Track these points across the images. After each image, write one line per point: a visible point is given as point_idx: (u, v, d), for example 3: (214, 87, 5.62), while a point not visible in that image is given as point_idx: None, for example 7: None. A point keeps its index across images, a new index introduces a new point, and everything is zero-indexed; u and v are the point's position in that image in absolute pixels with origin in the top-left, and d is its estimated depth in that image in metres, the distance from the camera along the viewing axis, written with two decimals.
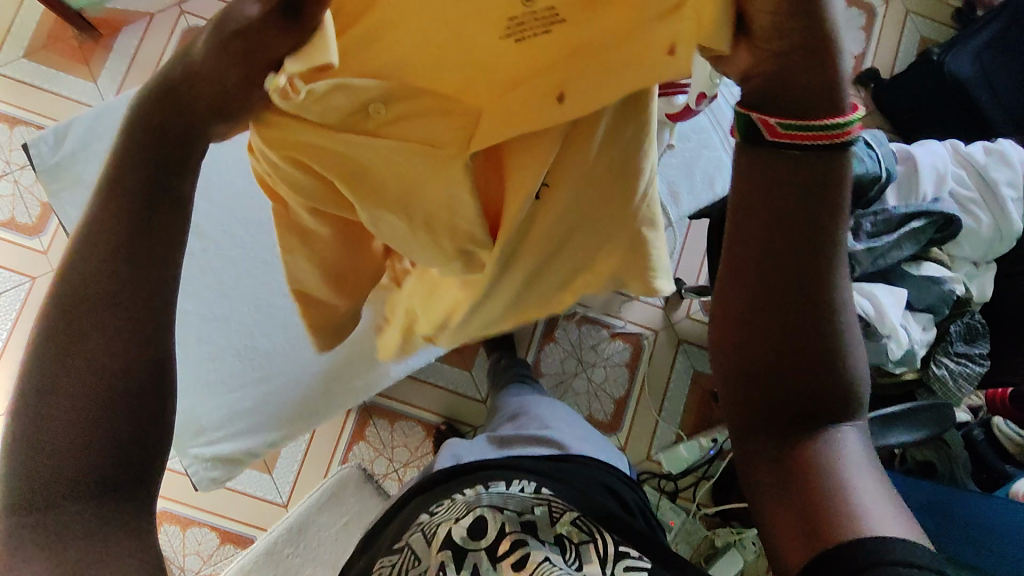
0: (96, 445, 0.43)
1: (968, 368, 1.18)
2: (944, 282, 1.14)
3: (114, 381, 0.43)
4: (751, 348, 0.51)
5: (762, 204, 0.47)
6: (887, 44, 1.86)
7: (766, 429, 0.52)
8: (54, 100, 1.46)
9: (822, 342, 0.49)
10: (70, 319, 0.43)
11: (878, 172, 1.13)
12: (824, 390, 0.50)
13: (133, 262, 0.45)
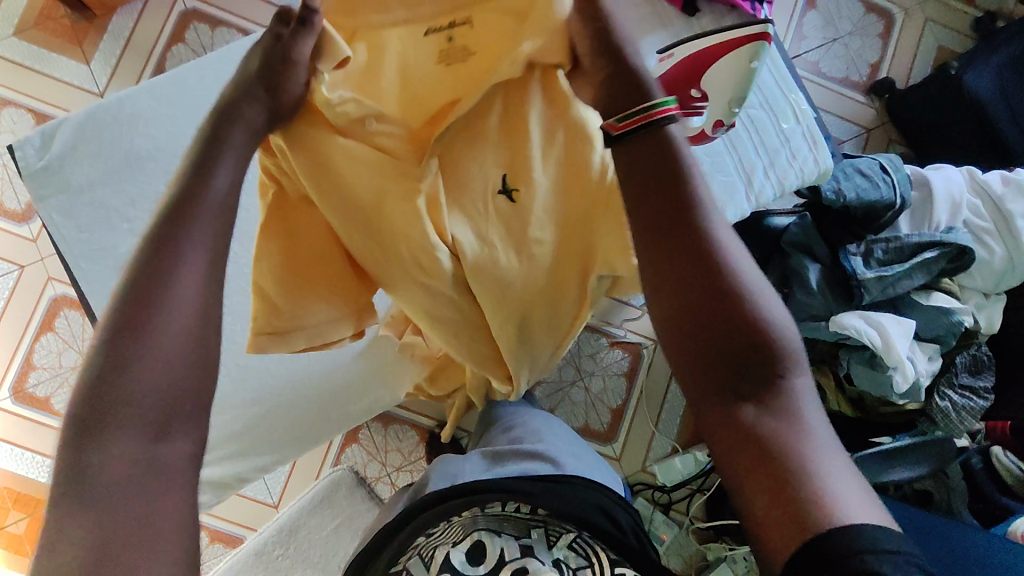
0: (164, 389, 0.51)
1: (971, 401, 1.16)
2: (954, 314, 1.11)
3: (184, 337, 0.52)
4: (683, 323, 0.56)
5: (650, 203, 0.58)
6: (904, 54, 1.80)
7: (717, 405, 0.54)
8: (45, 82, 1.41)
9: (741, 304, 0.54)
10: (149, 284, 0.51)
11: (892, 199, 1.11)
12: (757, 352, 0.53)
13: (208, 241, 0.55)
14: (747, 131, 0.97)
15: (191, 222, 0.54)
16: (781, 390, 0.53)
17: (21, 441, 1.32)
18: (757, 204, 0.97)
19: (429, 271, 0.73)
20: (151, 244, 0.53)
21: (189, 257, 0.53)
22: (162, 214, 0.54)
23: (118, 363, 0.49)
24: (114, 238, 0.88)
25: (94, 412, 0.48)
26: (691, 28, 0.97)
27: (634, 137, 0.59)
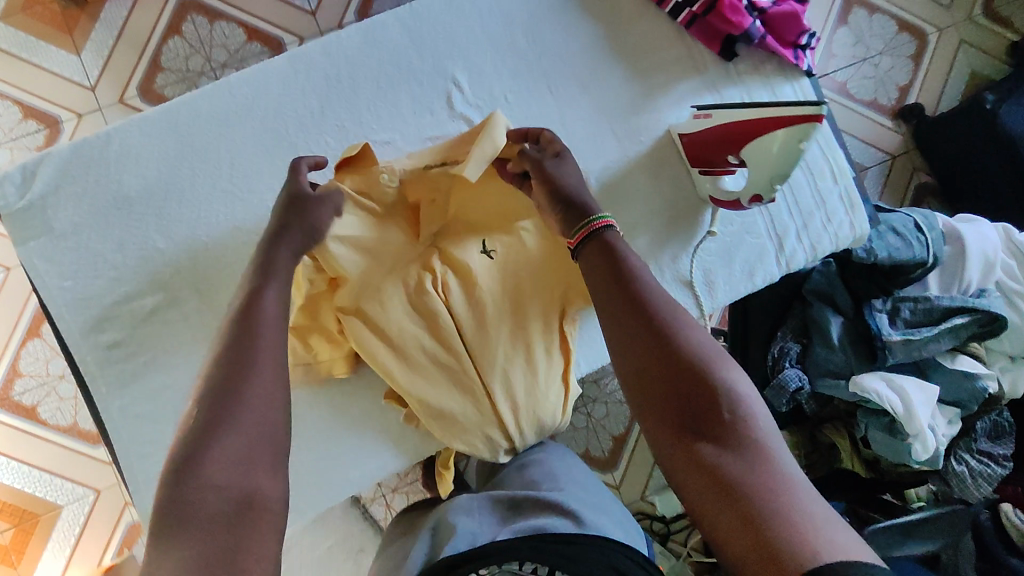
0: (251, 437, 0.59)
1: (989, 468, 1.11)
2: (979, 379, 1.07)
3: (262, 395, 0.62)
4: (643, 381, 0.67)
5: (607, 294, 0.72)
6: (934, 79, 1.67)
7: (680, 450, 0.62)
8: (32, 73, 1.30)
9: (687, 358, 0.66)
10: (238, 356, 0.63)
11: (924, 258, 1.06)
12: (707, 397, 0.63)
13: (281, 321, 0.69)
14: (785, 191, 0.90)
15: (265, 318, 0.67)
16: (736, 427, 0.61)
17: (11, 451, 1.22)
18: (787, 269, 0.90)
19: (425, 348, 0.84)
20: (241, 323, 0.67)
21: (275, 329, 0.67)
22: (243, 309, 0.68)
23: (214, 419, 0.58)
24: (100, 286, 0.83)
25: (193, 456, 0.56)
26: (728, 74, 0.89)
27: (588, 244, 0.76)
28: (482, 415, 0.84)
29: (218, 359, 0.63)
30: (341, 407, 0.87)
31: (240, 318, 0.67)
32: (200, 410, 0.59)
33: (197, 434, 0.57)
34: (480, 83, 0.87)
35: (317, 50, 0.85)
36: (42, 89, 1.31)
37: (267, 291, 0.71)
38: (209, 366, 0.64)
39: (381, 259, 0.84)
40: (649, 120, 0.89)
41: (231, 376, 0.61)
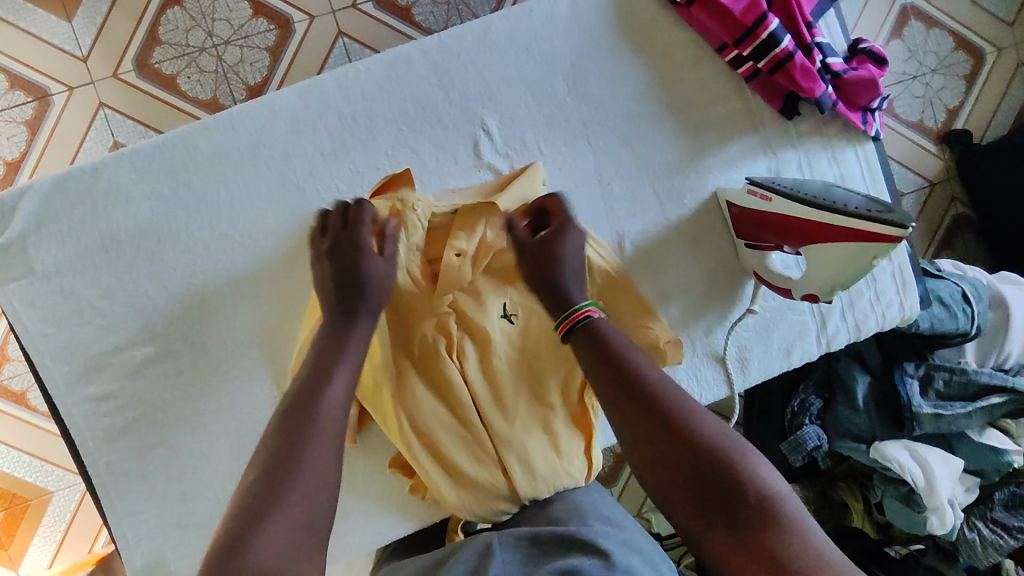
0: (301, 516, 0.52)
1: (1001, 539, 1.06)
2: (1004, 453, 1.01)
3: (321, 473, 0.55)
4: (658, 476, 0.57)
5: (604, 371, 0.63)
6: (987, 102, 1.52)
7: (720, 546, 0.53)
8: (18, 37, 1.17)
9: (701, 445, 0.57)
10: (302, 423, 0.58)
11: (969, 329, 1.02)
12: (733, 487, 0.54)
13: (350, 391, 0.63)
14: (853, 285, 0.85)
15: (335, 388, 0.62)
16: (775, 517, 0.52)
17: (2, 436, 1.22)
18: (827, 349, 0.85)
19: (438, 412, 0.80)
20: (309, 387, 0.61)
21: (343, 399, 0.62)
22: (315, 370, 0.63)
23: (271, 487, 0.52)
24: (86, 335, 0.77)
25: (242, 530, 0.49)
26: (787, 134, 0.83)
27: (572, 329, 0.67)
28: (496, 490, 0.80)
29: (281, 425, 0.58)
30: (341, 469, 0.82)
31: (308, 383, 0.62)
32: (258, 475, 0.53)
33: (250, 503, 0.51)
34: (512, 131, 0.80)
35: (331, 83, 0.77)
36: (27, 56, 1.18)
37: (342, 358, 0.65)
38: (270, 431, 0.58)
39: (401, 315, 0.79)
40: (695, 181, 0.83)
41: (293, 444, 0.56)
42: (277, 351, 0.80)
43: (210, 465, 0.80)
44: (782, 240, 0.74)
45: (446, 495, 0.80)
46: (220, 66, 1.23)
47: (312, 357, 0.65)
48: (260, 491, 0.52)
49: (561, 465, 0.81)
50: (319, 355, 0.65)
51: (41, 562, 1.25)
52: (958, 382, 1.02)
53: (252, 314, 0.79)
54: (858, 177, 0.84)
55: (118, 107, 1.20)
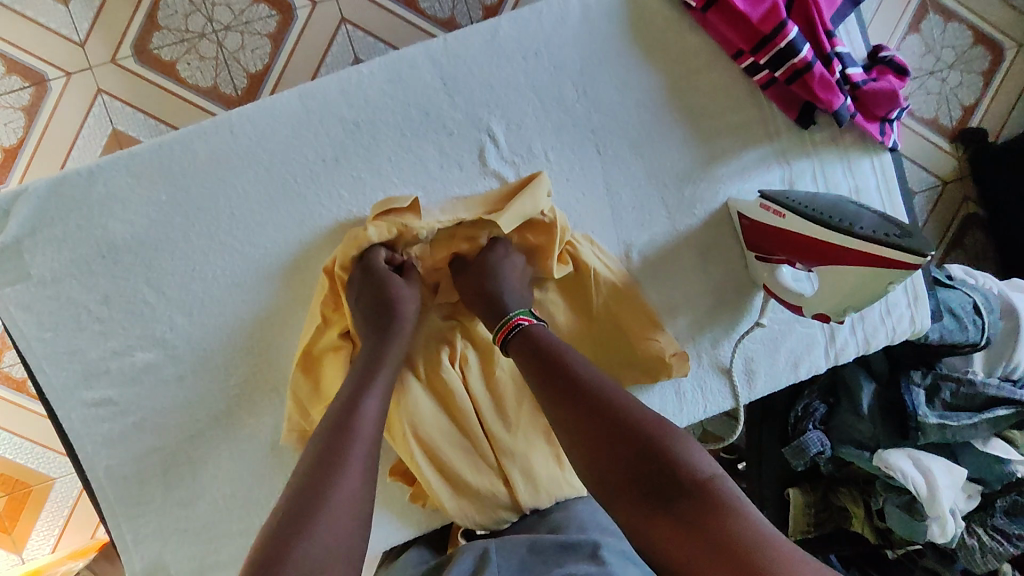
0: (330, 553, 0.51)
1: (1001, 546, 1.06)
2: (1009, 463, 1.00)
3: (348, 513, 0.55)
4: (599, 474, 0.58)
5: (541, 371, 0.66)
6: (1005, 100, 1.48)
7: (661, 533, 0.52)
8: (12, 20, 1.14)
9: (637, 438, 0.57)
10: (331, 463, 0.58)
11: (979, 342, 1.01)
12: (668, 473, 0.54)
13: (376, 431, 0.63)
14: None
15: (363, 428, 0.62)
16: (711, 497, 0.52)
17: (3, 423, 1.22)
18: (835, 362, 0.84)
19: (442, 421, 0.79)
20: (337, 426, 0.62)
21: (369, 439, 0.62)
22: (344, 407, 0.64)
23: (301, 522, 0.52)
24: (84, 340, 0.76)
25: (276, 552, 0.49)
26: (803, 144, 0.81)
27: (517, 340, 0.70)
28: (497, 500, 0.79)
29: (310, 463, 0.58)
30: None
31: (341, 411, 0.64)
32: (289, 511, 0.53)
33: (281, 538, 0.51)
34: (518, 138, 0.78)
35: (332, 86, 0.75)
36: (22, 40, 1.15)
37: (367, 396, 0.65)
38: (301, 469, 0.58)
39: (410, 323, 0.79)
40: (706, 190, 0.81)
41: (321, 483, 0.56)
42: (277, 359, 0.80)
43: (209, 470, 0.79)
44: (797, 257, 0.72)
45: (448, 505, 0.78)
46: (221, 53, 1.20)
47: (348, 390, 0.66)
48: (290, 528, 0.52)
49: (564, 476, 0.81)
50: (348, 394, 0.66)
51: (45, 545, 1.27)
52: (965, 393, 1.01)
53: (252, 321, 0.78)
54: (873, 188, 0.83)
55: (117, 94, 1.18)
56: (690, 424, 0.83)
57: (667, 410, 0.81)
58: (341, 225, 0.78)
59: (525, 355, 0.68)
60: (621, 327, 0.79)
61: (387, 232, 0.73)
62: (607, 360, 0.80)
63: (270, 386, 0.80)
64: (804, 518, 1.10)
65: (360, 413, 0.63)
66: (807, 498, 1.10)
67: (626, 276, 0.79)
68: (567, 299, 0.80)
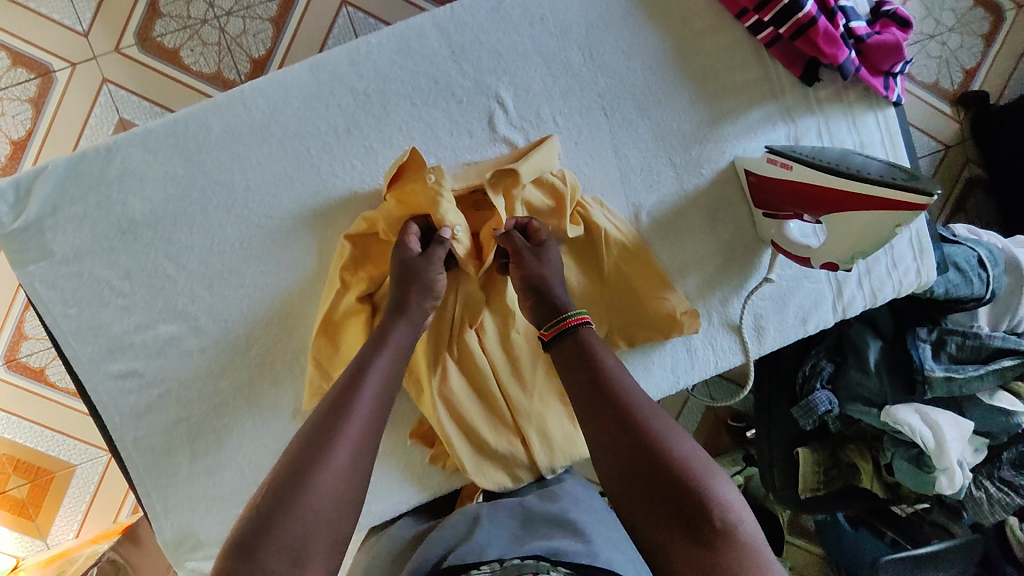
0: (319, 517, 0.53)
1: (1010, 497, 1.08)
2: (1015, 415, 1.02)
3: (343, 479, 0.56)
4: (625, 492, 0.58)
5: (577, 372, 0.67)
6: (1004, 62, 1.48)
7: (677, 557, 0.54)
8: (14, 11, 1.15)
9: (671, 464, 0.58)
10: (332, 423, 0.60)
11: (983, 295, 1.03)
12: (696, 503, 0.55)
13: (378, 398, 0.64)
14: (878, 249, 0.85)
15: (363, 396, 0.63)
16: (733, 539, 0.54)
17: (17, 410, 1.25)
18: (843, 316, 0.85)
19: (466, 382, 0.81)
20: (340, 394, 0.63)
21: (371, 404, 0.63)
22: (350, 375, 0.65)
23: (295, 486, 0.54)
24: (108, 315, 0.77)
25: (274, 504, 0.52)
26: (807, 102, 0.82)
27: (562, 339, 0.70)
28: (515, 459, 0.81)
29: (309, 427, 0.60)
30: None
31: (351, 373, 0.65)
32: (284, 472, 0.55)
33: (274, 501, 0.53)
34: (527, 104, 0.79)
35: (342, 59, 0.76)
36: (28, 33, 1.16)
37: (370, 358, 0.67)
38: (302, 432, 0.59)
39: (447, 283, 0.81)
40: (713, 150, 0.82)
41: (317, 446, 0.57)
42: (296, 329, 0.80)
43: (235, 439, 0.80)
44: (807, 207, 0.74)
45: (467, 465, 0.80)
46: (224, 38, 1.21)
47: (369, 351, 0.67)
48: (284, 491, 0.53)
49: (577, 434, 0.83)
50: (358, 361, 0.67)
51: (69, 531, 1.30)
52: (971, 346, 1.03)
53: (272, 292, 0.79)
54: (878, 142, 0.84)
55: (121, 82, 1.19)
56: (702, 380, 0.85)
57: (679, 366, 0.83)
58: (356, 195, 0.79)
59: (564, 355, 0.69)
60: (632, 287, 0.81)
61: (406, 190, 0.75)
62: (616, 321, 0.81)
63: (291, 355, 0.80)
64: (812, 476, 1.11)
65: (362, 383, 0.64)
66: (816, 455, 1.11)
67: (634, 236, 0.81)
68: (581, 259, 0.81)
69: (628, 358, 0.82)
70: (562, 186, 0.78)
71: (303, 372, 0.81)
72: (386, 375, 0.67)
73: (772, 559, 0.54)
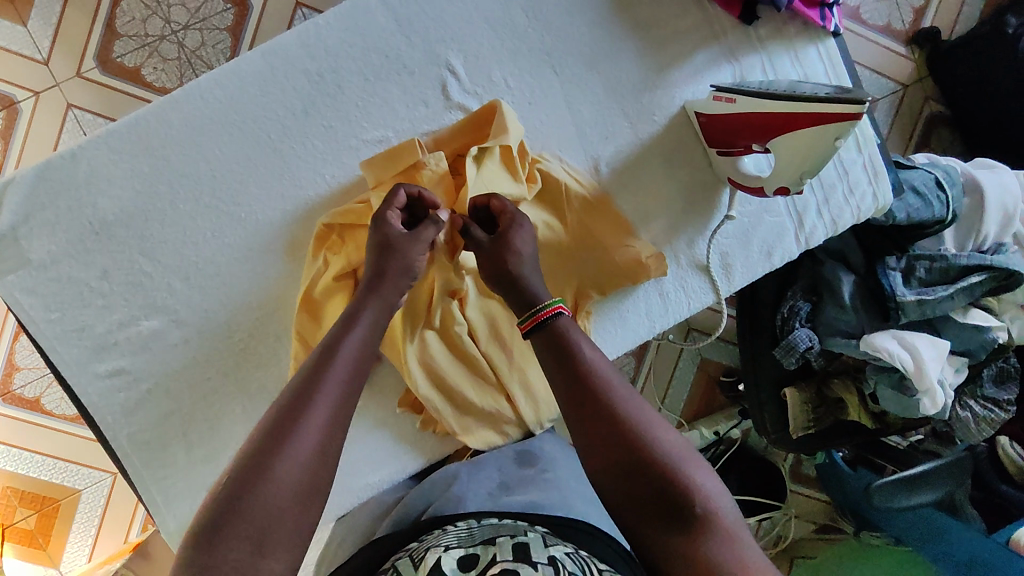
0: (282, 508, 0.51)
1: (993, 413, 1.11)
2: (989, 331, 1.05)
3: (307, 462, 0.54)
4: (612, 483, 0.59)
5: (558, 364, 0.65)
6: None
7: (662, 545, 0.55)
8: None
9: (654, 455, 0.59)
10: (300, 405, 0.57)
11: (945, 216, 1.06)
12: (680, 494, 0.57)
13: (348, 381, 0.61)
14: (832, 168, 0.88)
15: (330, 378, 0.60)
16: (713, 525, 0.55)
17: (15, 441, 1.26)
18: (807, 246, 0.89)
19: (445, 349, 0.82)
20: (306, 379, 0.60)
21: (341, 387, 0.60)
22: (322, 355, 0.62)
23: (255, 474, 0.51)
24: (89, 316, 0.77)
25: (232, 500, 0.50)
26: (749, 40, 0.86)
27: (539, 331, 0.68)
28: (502, 416, 0.83)
29: (274, 411, 0.57)
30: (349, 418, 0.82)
31: (322, 356, 0.63)
32: (244, 460, 0.52)
33: (232, 490, 0.50)
34: (477, 68, 0.82)
35: (294, 43, 0.78)
36: None
37: (353, 325, 0.67)
38: (264, 418, 0.57)
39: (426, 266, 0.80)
40: (662, 96, 0.85)
41: (279, 433, 0.54)
42: (277, 311, 0.82)
43: (226, 426, 0.81)
44: (757, 138, 0.76)
45: (457, 427, 0.81)
46: (183, 52, 1.22)
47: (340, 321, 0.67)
48: (243, 481, 0.51)
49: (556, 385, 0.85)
50: (331, 336, 0.65)
51: (80, 557, 1.30)
52: (939, 267, 1.05)
53: (247, 277, 0.81)
54: (822, 72, 0.88)
55: (86, 106, 1.20)
56: (677, 322, 0.87)
57: (654, 311, 0.85)
58: (321, 173, 0.81)
59: (544, 348, 0.67)
60: (599, 237, 0.82)
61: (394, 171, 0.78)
62: (587, 273, 0.83)
63: (273, 337, 0.82)
64: (803, 415, 1.12)
65: (330, 364, 0.62)
66: (803, 394, 1.12)
67: (596, 188, 0.83)
68: (545, 215, 0.82)
69: (602, 309, 0.84)
70: (523, 151, 0.80)
71: (288, 351, 0.82)
72: (359, 355, 0.64)
73: (751, 539, 0.56)
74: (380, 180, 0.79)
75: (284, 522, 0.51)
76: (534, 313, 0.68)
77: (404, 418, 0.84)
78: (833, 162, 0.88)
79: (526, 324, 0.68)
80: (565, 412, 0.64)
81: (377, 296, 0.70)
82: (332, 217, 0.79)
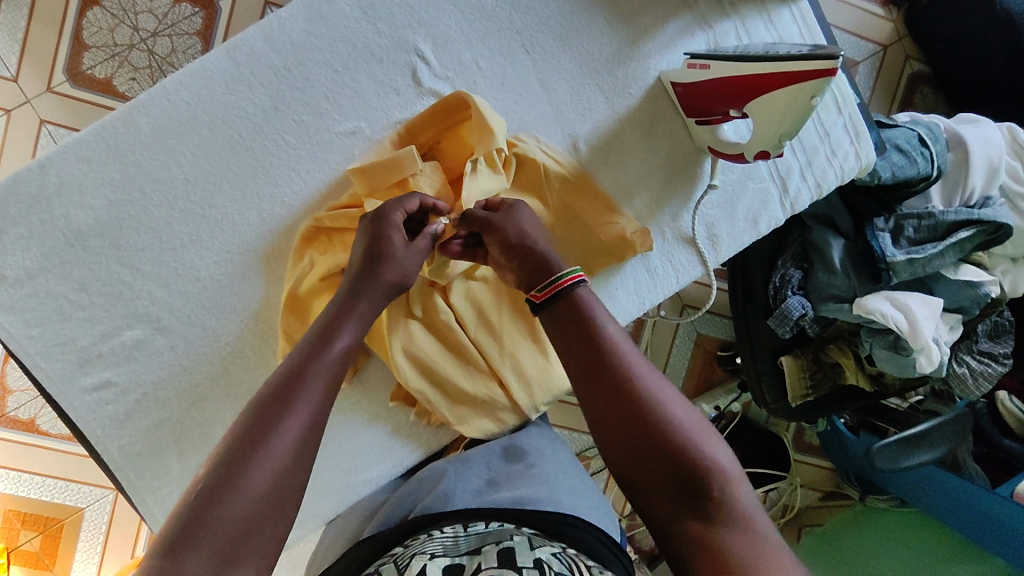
0: (254, 517, 0.50)
1: (990, 368, 1.11)
2: (981, 286, 1.04)
3: (282, 469, 0.53)
4: (630, 463, 0.58)
5: (575, 342, 0.64)
6: None
7: (680, 526, 0.55)
8: None
9: (672, 435, 0.58)
10: (278, 409, 0.56)
11: (930, 172, 1.04)
12: (697, 475, 0.56)
13: (328, 383, 0.60)
14: (813, 129, 0.87)
15: (312, 382, 0.59)
16: (731, 508, 0.55)
17: (13, 464, 1.25)
18: (792, 212, 0.88)
19: (434, 340, 0.81)
20: (284, 383, 0.59)
21: (321, 392, 0.59)
22: (306, 357, 0.61)
23: (227, 481, 0.50)
24: (71, 330, 0.76)
25: (204, 508, 0.49)
26: (720, 6, 0.86)
27: (555, 302, 0.66)
28: (496, 403, 0.82)
29: (250, 414, 0.56)
30: (341, 416, 0.81)
31: (305, 357, 0.62)
32: (219, 463, 0.52)
33: (204, 499, 0.49)
34: (448, 53, 0.81)
35: (259, 37, 0.76)
36: None
37: (332, 327, 0.65)
38: (236, 423, 0.55)
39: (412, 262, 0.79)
40: (637, 69, 0.85)
41: (255, 439, 0.53)
42: (261, 312, 0.81)
43: (217, 433, 0.80)
44: (734, 104, 0.75)
45: (451, 418, 0.81)
46: (154, 60, 1.20)
47: (320, 325, 0.66)
48: (211, 487, 0.50)
49: (546, 368, 0.83)
50: (314, 337, 0.64)
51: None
52: (927, 226, 1.05)
53: (228, 280, 0.80)
54: (796, 33, 0.88)
55: (59, 121, 1.18)
56: (666, 297, 0.86)
57: (642, 288, 0.85)
58: (296, 170, 0.80)
59: (560, 326, 0.65)
60: (582, 215, 0.81)
61: (386, 171, 0.76)
62: (572, 252, 0.81)
63: (258, 340, 0.81)
64: (800, 382, 1.11)
65: (310, 371, 0.60)
66: (801, 361, 1.10)
67: (576, 166, 0.82)
68: (528, 199, 0.81)
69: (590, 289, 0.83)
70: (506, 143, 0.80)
71: (275, 352, 0.81)
72: (338, 357, 0.63)
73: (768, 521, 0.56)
74: (372, 189, 0.77)
75: (255, 531, 0.50)
76: (552, 280, 0.67)
77: (394, 416, 0.83)
78: (813, 122, 0.87)
79: (545, 292, 0.66)
80: (582, 389, 0.63)
81: (361, 295, 0.69)
82: (314, 223, 0.79)
